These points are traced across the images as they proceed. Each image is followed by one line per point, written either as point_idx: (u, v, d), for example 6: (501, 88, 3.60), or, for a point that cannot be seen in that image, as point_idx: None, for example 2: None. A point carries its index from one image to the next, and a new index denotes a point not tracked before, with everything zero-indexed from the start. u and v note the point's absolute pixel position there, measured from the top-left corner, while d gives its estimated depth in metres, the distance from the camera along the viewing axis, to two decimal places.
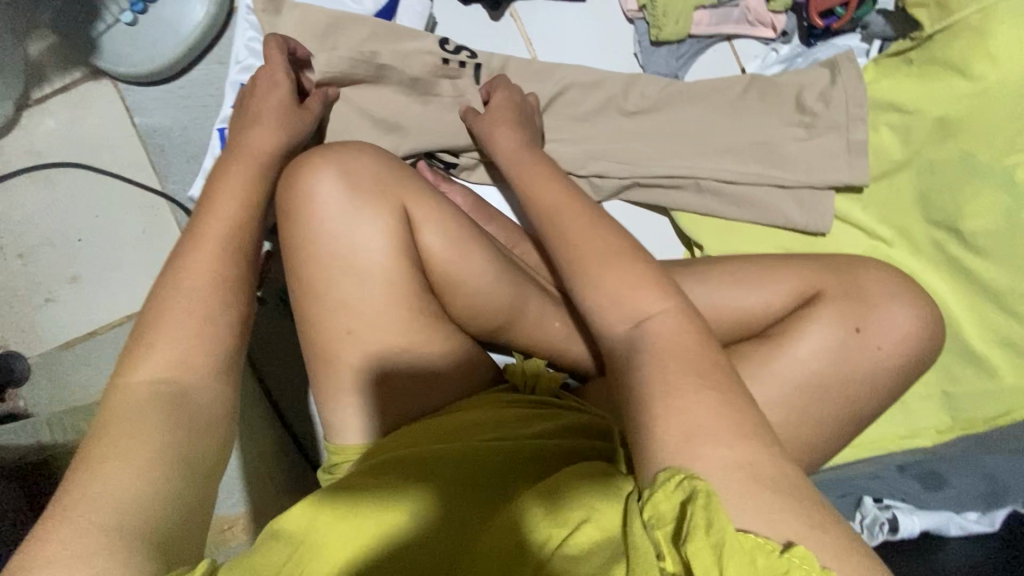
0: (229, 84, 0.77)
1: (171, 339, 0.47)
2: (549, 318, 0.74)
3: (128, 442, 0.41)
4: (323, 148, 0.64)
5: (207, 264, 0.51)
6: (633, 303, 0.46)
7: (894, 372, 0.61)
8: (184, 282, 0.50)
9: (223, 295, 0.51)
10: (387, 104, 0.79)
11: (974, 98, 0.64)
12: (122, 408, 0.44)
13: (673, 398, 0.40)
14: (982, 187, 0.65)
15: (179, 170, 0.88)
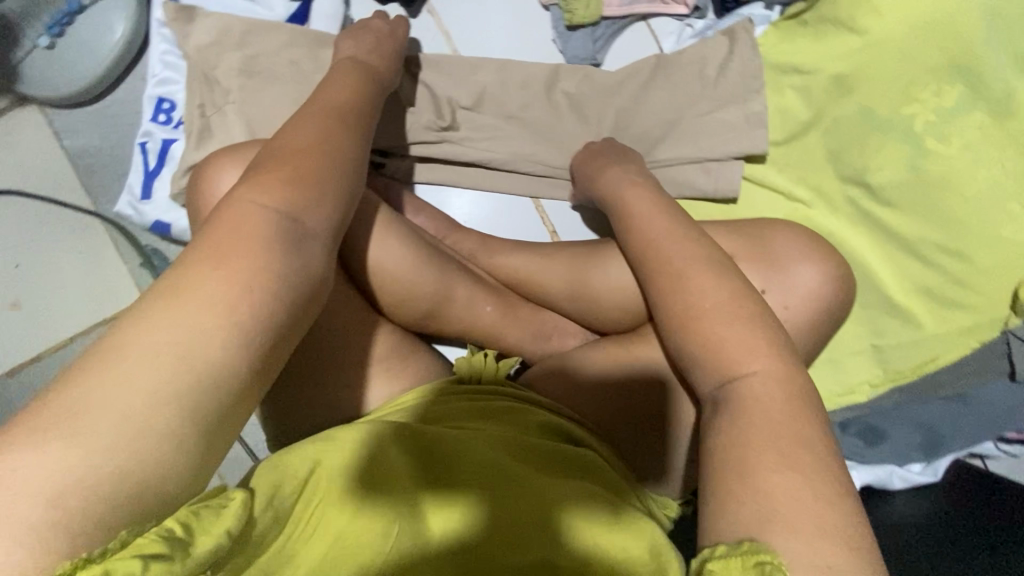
0: (147, 99, 0.78)
1: (246, 268, 0.39)
2: (479, 302, 0.75)
3: (133, 369, 0.34)
4: (231, 148, 0.66)
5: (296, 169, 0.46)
6: (747, 362, 0.48)
7: (807, 328, 0.61)
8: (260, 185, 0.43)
9: (281, 228, 0.42)
10: None
11: (866, 53, 0.65)
12: (145, 331, 0.35)
13: (770, 466, 0.42)
14: (883, 138, 0.65)
15: (110, 190, 0.88)
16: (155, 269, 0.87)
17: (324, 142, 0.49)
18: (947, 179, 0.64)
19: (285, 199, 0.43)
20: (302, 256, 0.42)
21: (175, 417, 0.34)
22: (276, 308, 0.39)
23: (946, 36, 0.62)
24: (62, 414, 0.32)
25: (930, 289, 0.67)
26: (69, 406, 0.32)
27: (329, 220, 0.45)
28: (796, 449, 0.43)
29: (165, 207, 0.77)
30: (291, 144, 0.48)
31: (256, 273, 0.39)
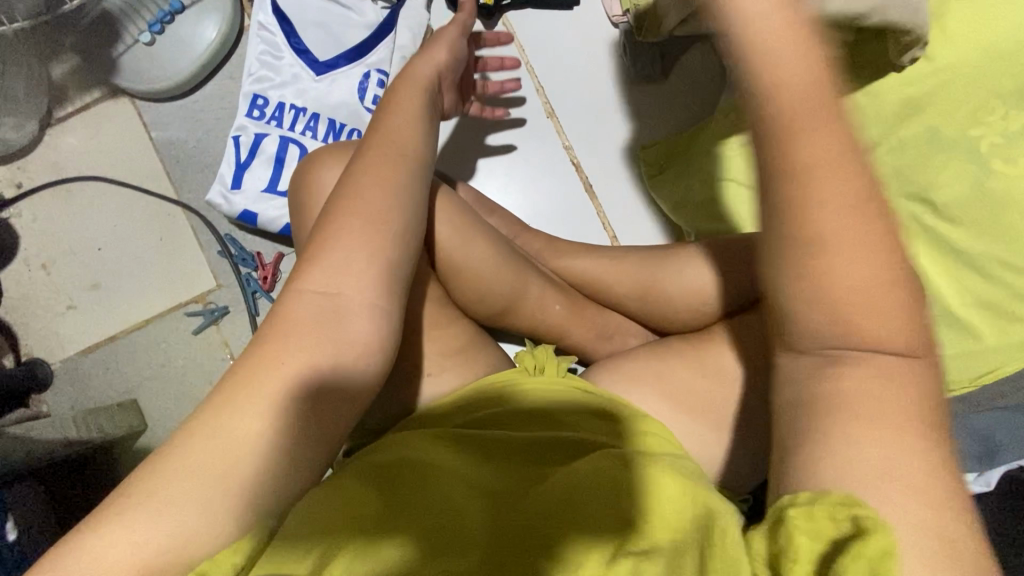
0: (242, 95, 0.82)
1: (304, 355, 0.47)
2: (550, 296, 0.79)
3: (239, 410, 0.44)
4: (337, 147, 0.71)
5: (369, 193, 0.53)
6: (871, 322, 0.39)
7: None
8: (359, 238, 0.51)
9: (321, 309, 0.49)
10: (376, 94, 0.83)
11: (939, 76, 0.68)
12: (255, 377, 0.45)
13: (870, 424, 0.38)
14: (948, 159, 0.69)
15: (195, 181, 0.93)
16: (234, 257, 0.92)
17: (374, 178, 0.54)
18: (1013, 197, 0.67)
19: (324, 278, 0.50)
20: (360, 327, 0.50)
21: (257, 475, 0.43)
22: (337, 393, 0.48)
23: (1015, 65, 0.65)
24: (170, 460, 0.42)
25: (986, 297, 0.70)
26: (172, 452, 0.42)
27: (367, 281, 0.51)
28: (893, 410, 0.38)
29: (254, 198, 0.82)
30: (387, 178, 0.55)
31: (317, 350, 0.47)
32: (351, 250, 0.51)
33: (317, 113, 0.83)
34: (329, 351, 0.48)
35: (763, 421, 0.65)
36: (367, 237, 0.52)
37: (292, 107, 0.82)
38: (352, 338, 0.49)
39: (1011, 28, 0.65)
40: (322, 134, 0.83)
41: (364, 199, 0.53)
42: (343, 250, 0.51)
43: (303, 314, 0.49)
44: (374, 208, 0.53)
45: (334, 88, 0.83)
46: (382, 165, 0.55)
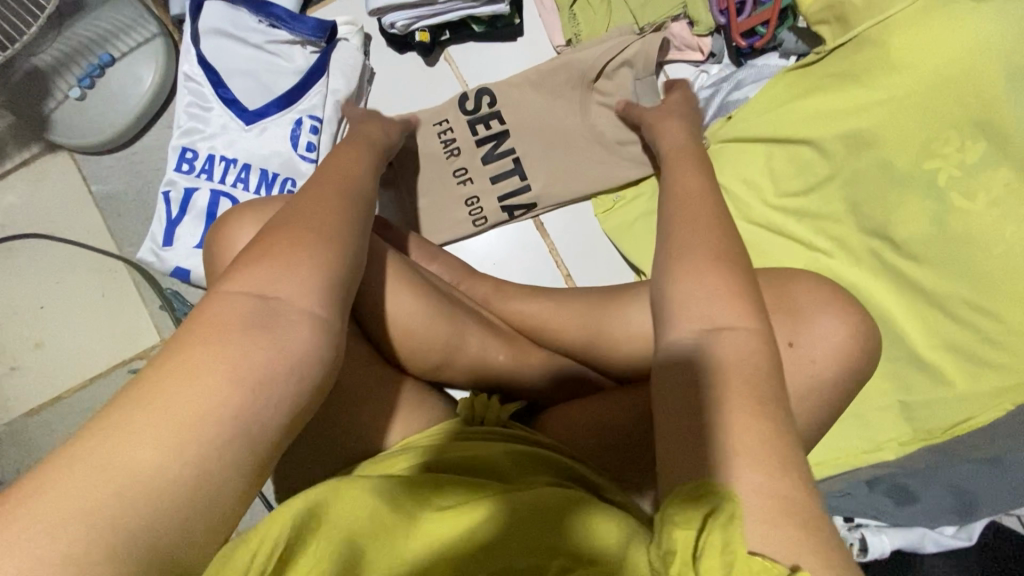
0: (172, 149, 0.80)
1: (227, 362, 0.37)
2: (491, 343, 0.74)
3: (148, 418, 0.35)
4: (256, 202, 0.68)
5: (289, 225, 0.47)
6: (719, 313, 0.42)
7: (830, 389, 0.60)
8: (288, 256, 0.44)
9: (253, 311, 0.40)
10: (311, 141, 0.80)
11: (889, 107, 0.63)
12: (167, 380, 0.36)
13: (728, 411, 0.38)
14: (904, 194, 0.64)
15: (135, 234, 0.91)
16: (175, 311, 0.89)
17: (320, 200, 0.51)
18: (976, 235, 0.62)
19: (259, 279, 0.42)
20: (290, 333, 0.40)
21: (149, 510, 0.33)
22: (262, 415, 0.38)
23: (970, 93, 0.60)
24: (46, 484, 0.32)
25: (954, 340, 0.65)
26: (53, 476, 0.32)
27: (309, 292, 0.43)
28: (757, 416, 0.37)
29: (186, 254, 0.79)
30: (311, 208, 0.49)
31: (251, 349, 0.38)
32: (289, 254, 0.44)
33: (249, 164, 0.80)
34: (263, 354, 0.39)
35: None
36: (304, 254, 0.44)
37: (223, 159, 0.80)
38: (289, 345, 0.40)
39: (964, 52, 0.59)
40: (255, 185, 0.80)
41: (311, 214, 0.48)
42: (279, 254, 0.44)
43: (228, 315, 0.40)
44: (324, 219, 0.48)
45: (266, 137, 0.80)
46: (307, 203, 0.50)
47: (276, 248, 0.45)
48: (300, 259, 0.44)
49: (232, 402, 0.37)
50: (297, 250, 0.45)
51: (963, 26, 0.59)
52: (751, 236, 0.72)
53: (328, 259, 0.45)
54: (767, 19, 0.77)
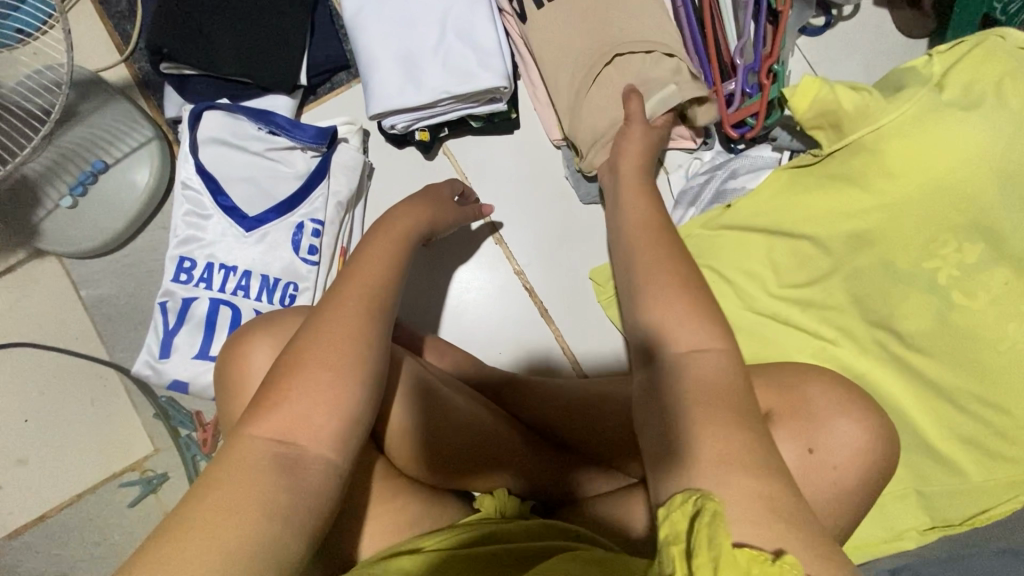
0: (169, 259, 0.78)
1: (257, 504, 0.46)
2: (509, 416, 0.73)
3: (200, 545, 0.43)
4: (268, 318, 0.66)
5: (311, 370, 0.53)
6: (686, 332, 0.51)
7: (851, 495, 0.60)
8: (309, 406, 0.51)
9: (278, 460, 0.49)
10: (314, 245, 0.80)
11: (885, 211, 0.65)
12: (211, 513, 0.45)
13: (710, 420, 0.45)
14: (904, 291, 0.66)
15: (127, 338, 0.88)
16: (170, 419, 0.85)
17: (342, 326, 0.56)
18: (980, 330, 0.63)
19: (282, 428, 0.50)
20: (300, 476, 0.49)
21: None
22: (285, 553, 0.46)
23: (962, 198, 0.62)
24: None
25: (963, 431, 0.66)
26: None
27: (325, 436, 0.51)
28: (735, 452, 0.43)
29: (184, 365, 0.77)
30: (323, 342, 0.55)
31: (281, 494, 0.47)
32: (313, 398, 0.52)
33: (249, 270, 0.78)
34: (289, 497, 0.48)
35: None
36: (322, 401, 0.52)
37: (222, 267, 0.78)
38: (310, 484, 0.49)
39: (951, 161, 0.62)
40: (255, 292, 0.78)
41: (331, 348, 0.54)
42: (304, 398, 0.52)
43: (251, 462, 0.48)
44: (339, 355, 0.54)
45: (267, 243, 0.79)
46: (330, 336, 0.55)
47: (309, 395, 0.52)
48: (323, 410, 0.52)
49: (265, 537, 0.46)
50: (319, 402, 0.52)
51: (950, 137, 0.62)
52: (757, 326, 0.74)
53: (346, 407, 0.53)
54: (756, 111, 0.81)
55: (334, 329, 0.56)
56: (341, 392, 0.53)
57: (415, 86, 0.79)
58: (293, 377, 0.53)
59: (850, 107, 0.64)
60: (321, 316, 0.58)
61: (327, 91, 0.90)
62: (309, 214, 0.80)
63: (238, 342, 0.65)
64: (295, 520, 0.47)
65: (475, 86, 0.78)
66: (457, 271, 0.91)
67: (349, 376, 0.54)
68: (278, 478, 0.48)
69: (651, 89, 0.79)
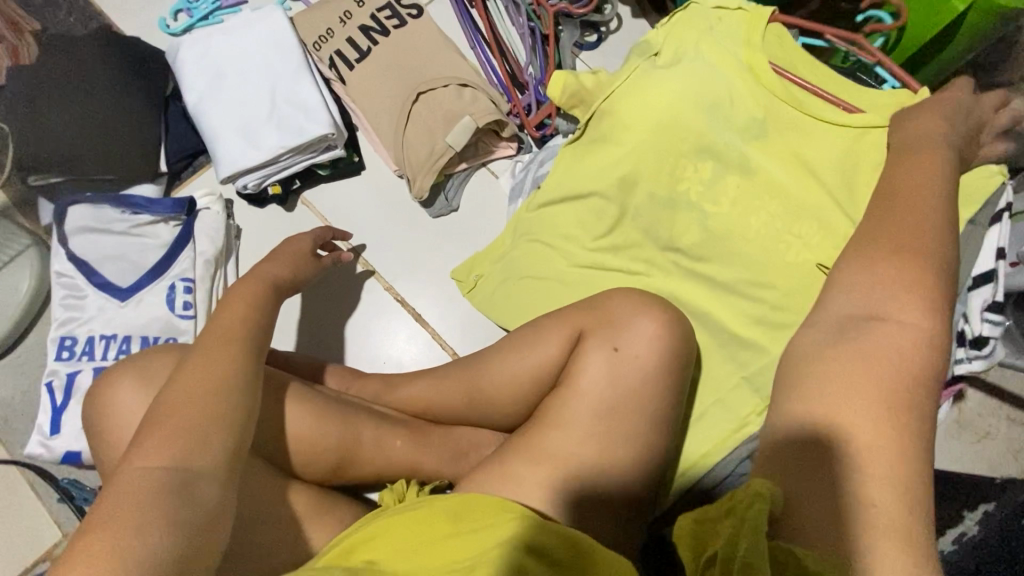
0: (49, 341, 0.85)
1: (139, 528, 0.47)
2: (592, 378, 0.70)
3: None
4: (136, 361, 0.72)
5: (186, 400, 0.56)
6: (900, 313, 0.51)
7: (661, 379, 0.71)
8: (180, 436, 0.53)
9: (165, 485, 0.50)
10: (187, 298, 0.88)
11: (638, 154, 0.81)
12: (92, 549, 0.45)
13: (850, 392, 0.47)
14: (673, 213, 0.80)
15: (25, 434, 0.92)
16: (74, 499, 0.88)
17: (213, 364, 0.60)
18: (731, 226, 0.78)
19: (165, 456, 0.52)
20: (189, 500, 0.50)
21: None
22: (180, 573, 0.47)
23: (685, 131, 0.79)
24: None
25: (751, 312, 0.77)
26: None
27: (213, 462, 0.54)
28: (882, 424, 0.44)
29: (73, 436, 0.81)
30: (193, 374, 0.59)
31: (161, 523, 0.48)
32: (188, 439, 0.53)
33: (128, 335, 0.86)
34: (178, 517, 0.48)
35: (596, 494, 0.67)
36: (200, 429, 0.54)
37: (102, 337, 0.85)
38: (198, 504, 0.50)
39: (669, 105, 0.80)
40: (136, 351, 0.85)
41: (201, 383, 0.58)
42: (179, 446, 0.53)
43: (128, 496, 0.49)
44: (213, 385, 0.58)
45: (143, 306, 0.87)
46: (208, 366, 0.60)
47: (173, 416, 0.55)
48: (189, 436, 0.54)
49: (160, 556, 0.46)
50: (192, 427, 0.54)
51: (664, 89, 0.80)
52: (581, 277, 0.86)
53: (215, 428, 0.55)
54: (548, 112, 1.00)
55: (203, 363, 0.60)
56: (203, 411, 0.56)
57: (258, 148, 0.93)
58: (163, 412, 0.55)
59: (588, 84, 0.83)
60: (187, 367, 0.59)
61: (190, 173, 1.02)
62: (178, 273, 0.89)
63: (106, 388, 0.70)
64: (189, 539, 0.49)
65: (308, 137, 0.93)
66: (335, 301, 1.01)
67: (219, 399, 0.57)
68: (160, 512, 0.48)
69: (456, 112, 0.96)
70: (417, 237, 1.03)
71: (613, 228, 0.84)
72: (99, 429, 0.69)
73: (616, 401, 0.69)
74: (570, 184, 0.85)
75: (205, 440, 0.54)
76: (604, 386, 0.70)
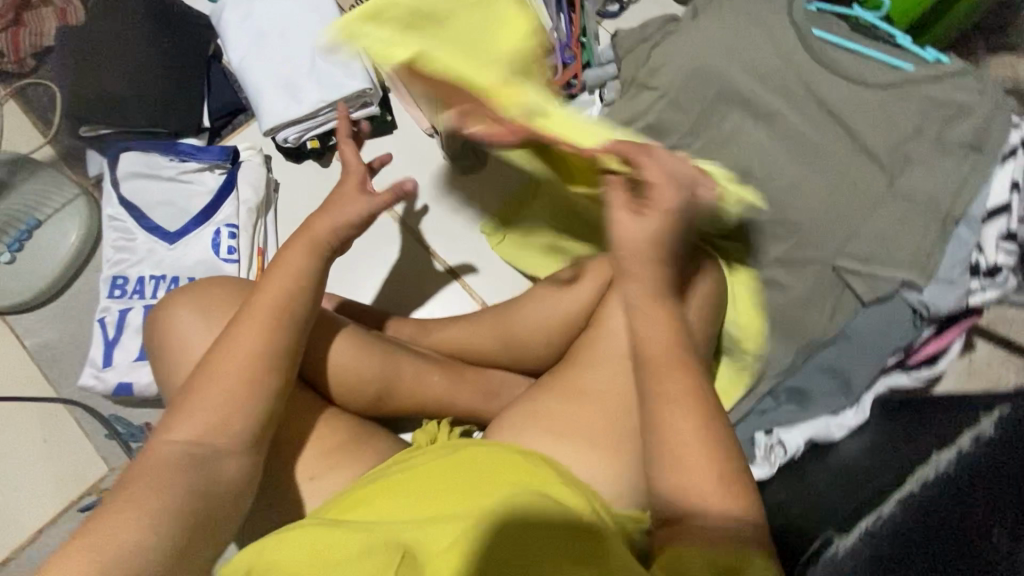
0: (103, 280, 0.89)
1: (168, 489, 0.55)
2: (655, 327, 0.63)
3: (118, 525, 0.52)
4: (194, 287, 0.75)
5: (230, 360, 0.62)
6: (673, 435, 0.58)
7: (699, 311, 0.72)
8: (225, 395, 0.60)
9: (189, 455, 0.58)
10: (233, 243, 0.92)
11: (667, 104, 0.85)
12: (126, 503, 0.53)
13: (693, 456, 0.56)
14: (701, 159, 0.84)
15: (71, 373, 0.95)
16: (121, 434, 0.91)
17: (255, 322, 0.63)
18: (758, 169, 0.81)
19: (194, 427, 0.59)
20: (209, 467, 0.58)
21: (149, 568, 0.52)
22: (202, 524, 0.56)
23: (712, 79, 0.83)
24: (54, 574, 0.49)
25: (775, 252, 0.81)
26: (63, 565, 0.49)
27: (239, 429, 0.61)
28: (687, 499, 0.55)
29: (125, 368, 0.85)
30: (239, 334, 0.63)
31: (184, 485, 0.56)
32: (221, 410, 0.60)
33: (177, 276, 0.90)
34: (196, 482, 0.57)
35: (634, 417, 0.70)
36: (235, 396, 0.61)
37: (152, 277, 0.89)
38: (219, 469, 0.59)
39: (696, 55, 0.83)
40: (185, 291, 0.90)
41: (236, 350, 0.62)
42: (212, 424, 0.61)
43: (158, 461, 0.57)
44: (245, 352, 0.62)
45: (191, 250, 0.91)
46: (251, 324, 0.63)
47: (223, 369, 0.61)
48: (239, 393, 0.61)
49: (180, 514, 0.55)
50: (235, 386, 0.61)
51: (692, 40, 0.84)
52: (609, 224, 0.90)
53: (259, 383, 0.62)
54: (575, 72, 1.05)
55: (252, 310, 0.64)
56: (250, 367, 0.62)
57: (298, 102, 0.97)
58: (212, 368, 0.61)
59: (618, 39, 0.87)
60: (236, 333, 0.63)
61: (230, 130, 1.06)
62: (224, 220, 0.93)
63: (165, 314, 0.74)
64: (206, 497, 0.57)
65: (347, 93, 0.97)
66: (368, 252, 1.05)
67: (266, 357, 0.63)
68: (184, 481, 0.57)
69: None
70: (448, 193, 1.07)
71: None
72: (160, 351, 0.74)
73: None
74: (600, 135, 0.89)
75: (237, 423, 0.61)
76: None
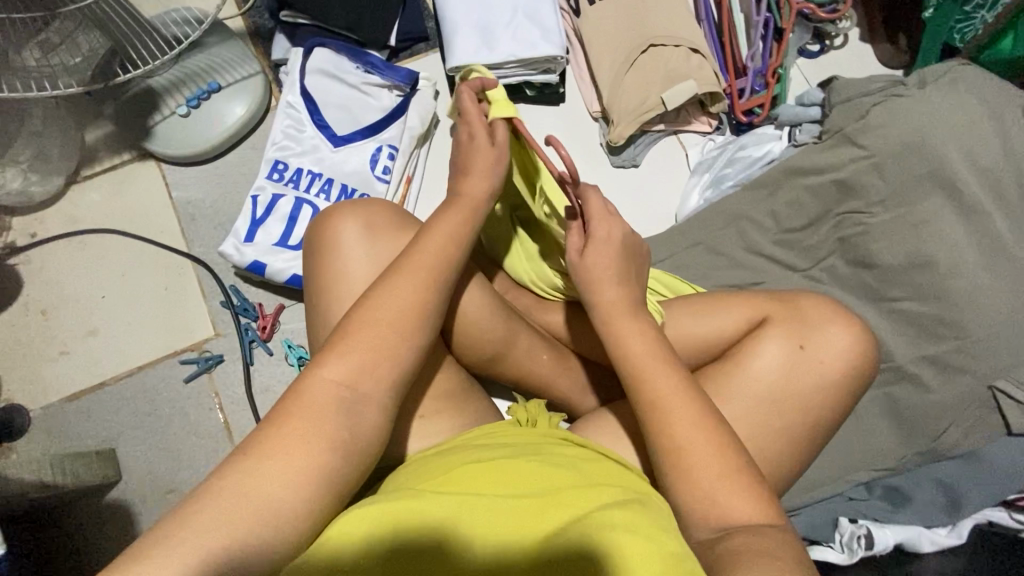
0: (265, 160, 0.92)
1: (313, 438, 0.51)
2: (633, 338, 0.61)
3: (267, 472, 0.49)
4: (360, 200, 0.74)
5: (389, 300, 0.58)
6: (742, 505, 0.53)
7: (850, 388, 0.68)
8: (374, 341, 0.56)
9: (339, 402, 0.53)
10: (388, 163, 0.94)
11: (864, 166, 0.81)
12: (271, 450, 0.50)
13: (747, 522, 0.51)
14: (878, 230, 0.81)
15: (206, 236, 0.99)
16: (234, 307, 0.95)
17: (416, 274, 0.59)
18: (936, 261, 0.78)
19: (343, 373, 0.54)
20: (350, 421, 0.53)
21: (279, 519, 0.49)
22: (336, 477, 0.52)
23: (920, 156, 0.79)
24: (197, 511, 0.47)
25: (928, 349, 0.78)
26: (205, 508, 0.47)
27: (384, 379, 0.56)
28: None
29: (265, 249, 0.88)
30: (402, 285, 0.58)
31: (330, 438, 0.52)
32: (368, 360, 0.55)
33: (333, 178, 0.92)
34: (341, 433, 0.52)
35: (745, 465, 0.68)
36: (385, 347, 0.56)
37: (310, 172, 0.92)
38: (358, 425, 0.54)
39: (913, 126, 0.80)
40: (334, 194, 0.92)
41: (393, 302, 0.58)
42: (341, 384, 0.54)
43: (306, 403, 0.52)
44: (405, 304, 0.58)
45: (349, 157, 0.93)
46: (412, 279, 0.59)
47: (379, 308, 0.57)
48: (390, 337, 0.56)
49: (326, 464, 0.51)
50: (384, 337, 0.56)
51: (914, 109, 0.80)
52: (758, 263, 0.87)
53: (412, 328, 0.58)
54: (762, 101, 1.01)
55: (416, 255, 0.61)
56: (406, 314, 0.58)
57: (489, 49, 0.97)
58: (368, 304, 0.58)
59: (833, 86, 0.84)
60: (383, 291, 0.58)
61: (408, 55, 1.07)
62: (386, 138, 0.94)
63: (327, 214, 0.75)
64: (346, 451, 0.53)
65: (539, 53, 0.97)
66: None
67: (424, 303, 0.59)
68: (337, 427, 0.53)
69: (680, 72, 0.98)
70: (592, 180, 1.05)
71: (810, 227, 0.85)
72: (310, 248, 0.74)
73: (788, 395, 0.67)
74: (779, 173, 0.87)
75: (374, 391, 0.55)
76: (779, 377, 0.67)
